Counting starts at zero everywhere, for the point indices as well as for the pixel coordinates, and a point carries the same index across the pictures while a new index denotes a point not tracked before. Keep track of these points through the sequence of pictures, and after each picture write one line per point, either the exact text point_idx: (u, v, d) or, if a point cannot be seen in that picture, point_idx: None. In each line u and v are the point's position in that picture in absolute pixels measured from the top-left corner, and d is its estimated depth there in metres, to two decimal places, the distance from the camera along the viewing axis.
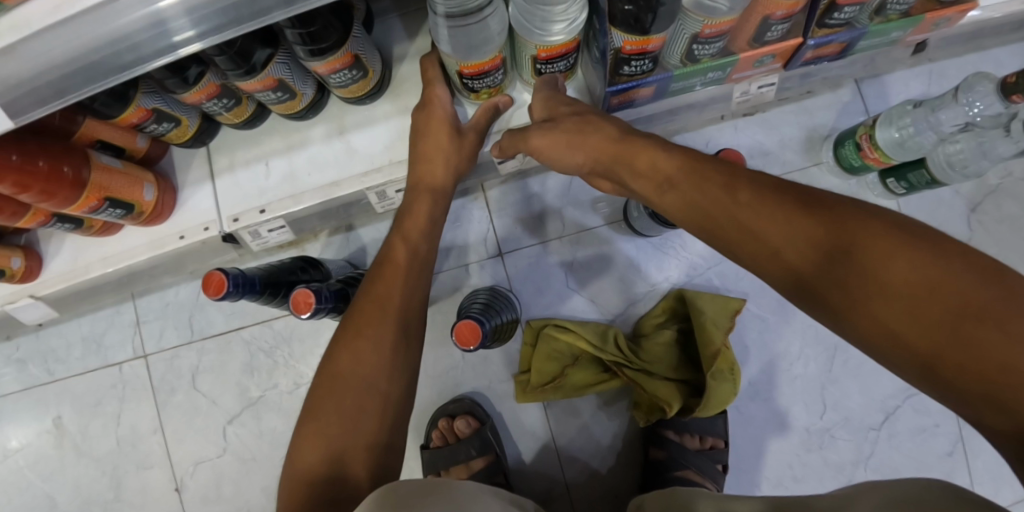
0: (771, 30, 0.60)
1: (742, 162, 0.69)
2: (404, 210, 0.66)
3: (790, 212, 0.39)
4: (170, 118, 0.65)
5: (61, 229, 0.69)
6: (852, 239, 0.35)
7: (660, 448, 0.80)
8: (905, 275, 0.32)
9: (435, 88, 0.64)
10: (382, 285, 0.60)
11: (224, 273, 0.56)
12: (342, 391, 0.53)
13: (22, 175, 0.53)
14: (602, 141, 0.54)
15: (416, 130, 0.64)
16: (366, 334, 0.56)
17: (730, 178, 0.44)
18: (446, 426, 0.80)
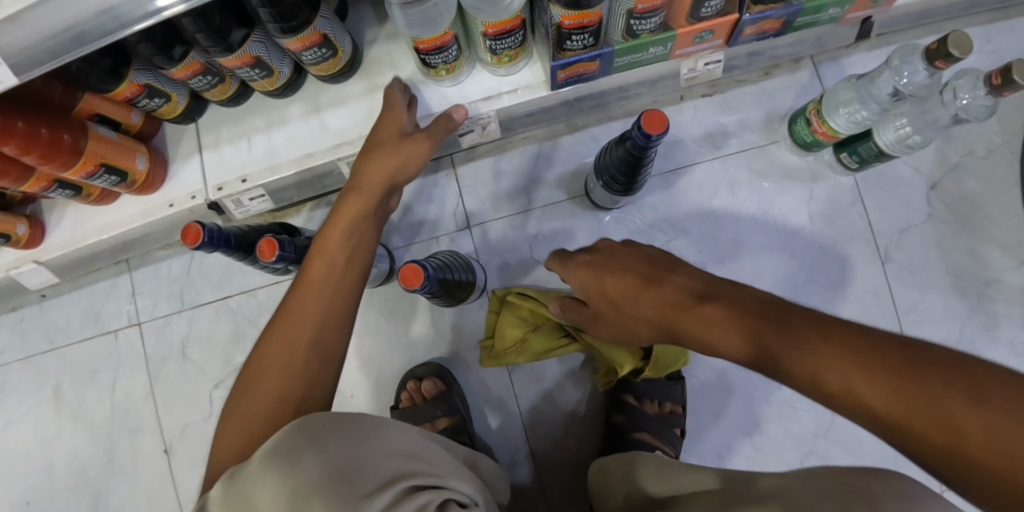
0: (705, 6, 0.64)
1: (665, 123, 0.57)
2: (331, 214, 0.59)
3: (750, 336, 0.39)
4: (160, 93, 0.72)
5: (63, 196, 0.76)
6: (853, 372, 0.32)
7: (620, 413, 0.83)
8: (923, 414, 0.29)
9: (394, 106, 0.65)
10: (307, 284, 0.53)
11: (200, 226, 0.61)
12: (249, 391, 0.46)
13: (25, 139, 0.60)
14: (615, 286, 0.52)
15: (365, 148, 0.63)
16: (287, 331, 0.49)
17: (722, 310, 0.42)
18: (414, 388, 0.84)
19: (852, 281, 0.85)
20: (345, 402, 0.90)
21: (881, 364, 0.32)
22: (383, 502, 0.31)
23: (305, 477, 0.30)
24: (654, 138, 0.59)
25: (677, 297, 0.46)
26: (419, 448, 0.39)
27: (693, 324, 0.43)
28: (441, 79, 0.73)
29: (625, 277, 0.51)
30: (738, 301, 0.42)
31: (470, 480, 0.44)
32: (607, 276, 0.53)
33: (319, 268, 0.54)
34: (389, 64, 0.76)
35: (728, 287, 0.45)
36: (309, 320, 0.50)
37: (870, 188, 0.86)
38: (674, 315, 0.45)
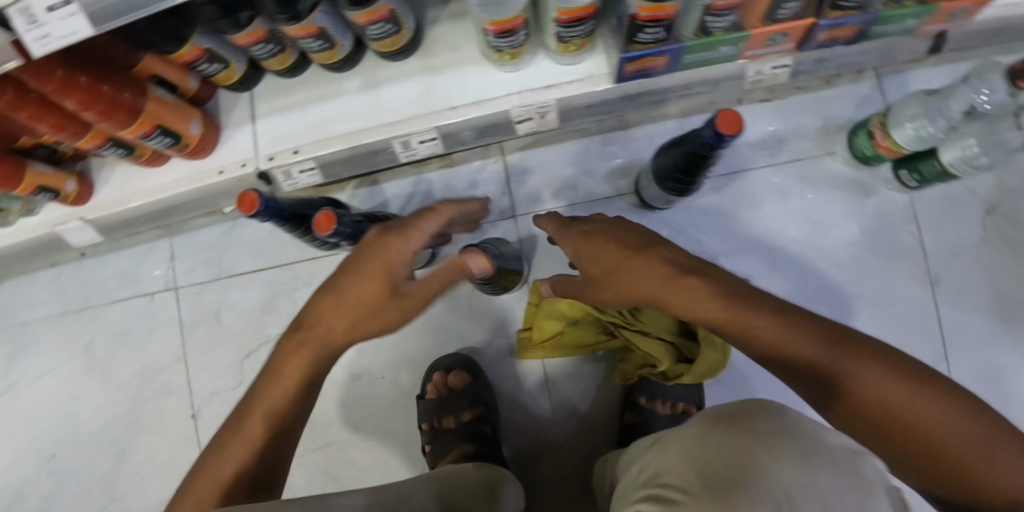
0: (783, 7, 0.63)
1: (741, 124, 0.56)
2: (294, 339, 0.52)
3: (787, 330, 0.45)
4: (220, 59, 0.72)
5: (116, 155, 0.77)
6: (816, 347, 0.44)
7: (634, 413, 0.84)
8: (856, 378, 0.43)
9: (405, 240, 0.50)
10: (285, 369, 0.50)
11: (257, 194, 0.60)
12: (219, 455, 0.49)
13: (87, 95, 0.60)
14: (608, 256, 0.55)
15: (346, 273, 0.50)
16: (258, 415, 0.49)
17: (713, 287, 0.48)
18: (439, 380, 0.85)
19: (898, 301, 0.83)
20: (374, 382, 0.90)
21: (836, 341, 0.44)
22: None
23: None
24: (726, 139, 0.57)
25: (665, 269, 0.50)
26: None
27: (684, 294, 0.49)
28: (504, 64, 0.72)
29: (610, 247, 0.55)
30: (721, 280, 0.49)
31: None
32: (600, 244, 0.56)
33: (295, 359, 0.50)
34: (450, 44, 0.75)
35: (707, 267, 0.51)
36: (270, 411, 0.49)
37: (925, 206, 0.84)
38: (665, 283, 0.50)
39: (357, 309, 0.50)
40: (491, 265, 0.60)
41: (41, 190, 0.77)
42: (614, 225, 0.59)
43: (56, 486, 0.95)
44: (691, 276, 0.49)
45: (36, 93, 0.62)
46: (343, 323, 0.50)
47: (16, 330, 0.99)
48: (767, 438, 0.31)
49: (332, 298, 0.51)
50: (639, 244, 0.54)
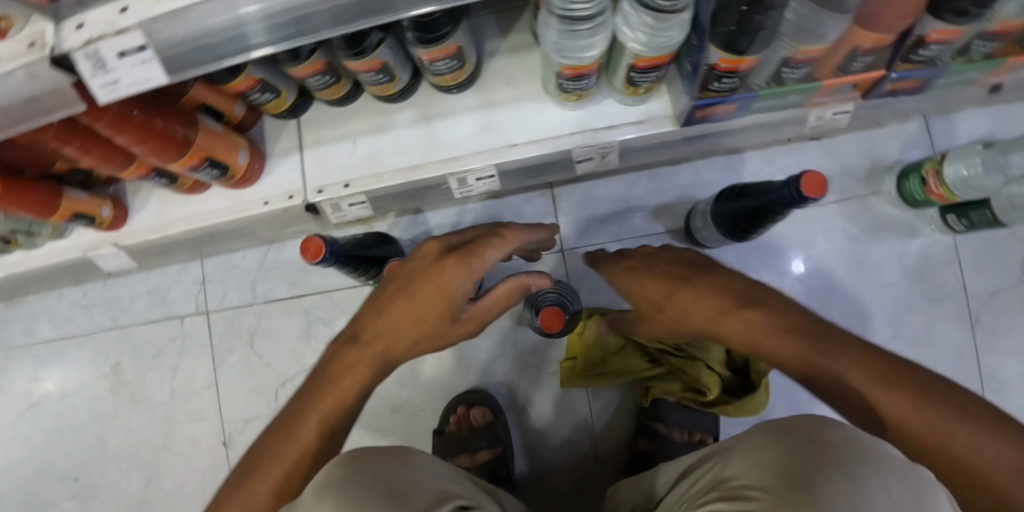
0: (857, 60, 0.62)
1: (824, 186, 0.56)
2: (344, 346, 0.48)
3: (851, 367, 0.40)
4: (272, 89, 0.69)
5: (157, 184, 0.73)
6: (879, 387, 0.39)
7: (648, 440, 0.81)
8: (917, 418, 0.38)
9: (469, 269, 0.49)
10: (324, 392, 0.46)
11: (322, 241, 0.58)
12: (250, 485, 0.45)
13: (140, 130, 0.57)
14: (653, 289, 0.51)
15: (398, 300, 0.48)
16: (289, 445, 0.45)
17: (775, 318, 0.43)
18: (462, 414, 0.83)
19: (939, 342, 0.84)
20: (415, 413, 0.89)
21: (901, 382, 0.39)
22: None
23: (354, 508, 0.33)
24: (807, 200, 0.57)
25: (719, 301, 0.45)
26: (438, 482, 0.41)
27: (739, 329, 0.44)
28: (567, 103, 0.70)
29: (659, 280, 0.51)
30: (783, 313, 0.44)
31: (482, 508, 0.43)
32: (645, 279, 0.53)
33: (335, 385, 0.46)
34: (510, 79, 0.73)
35: (766, 293, 0.46)
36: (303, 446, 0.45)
37: (967, 248, 0.86)
38: (715, 314, 0.45)
39: (411, 335, 0.48)
40: (551, 279, 0.56)
41: (76, 217, 0.75)
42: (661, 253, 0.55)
43: (80, 510, 0.92)
44: (748, 308, 0.44)
45: (82, 127, 0.58)
46: (398, 349, 0.48)
47: (42, 349, 0.97)
48: (832, 449, 0.32)
49: (382, 322, 0.48)
50: (689, 269, 0.50)
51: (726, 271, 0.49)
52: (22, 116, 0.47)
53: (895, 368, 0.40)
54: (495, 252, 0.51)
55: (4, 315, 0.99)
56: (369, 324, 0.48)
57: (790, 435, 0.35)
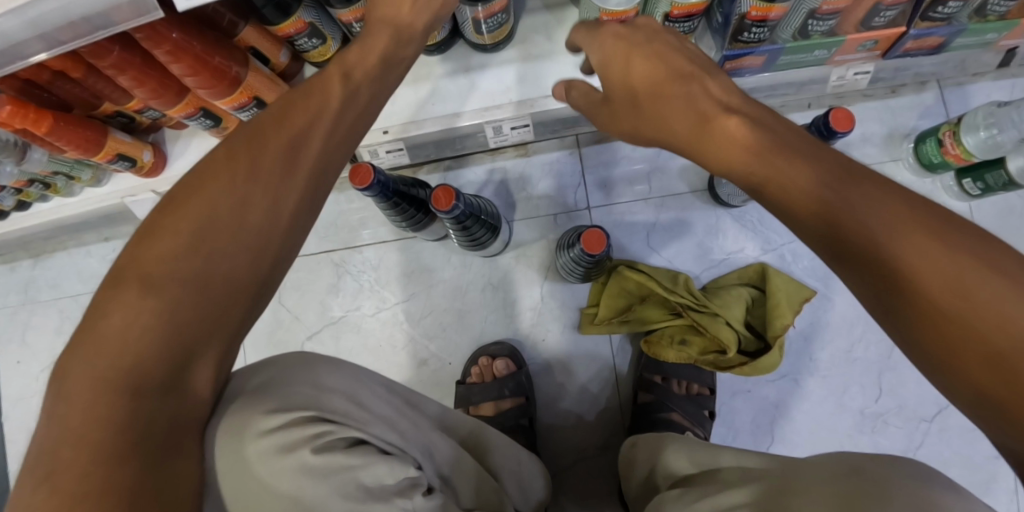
0: (879, 16, 0.65)
1: (853, 118, 0.60)
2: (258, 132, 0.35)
3: (833, 175, 0.32)
4: (318, 34, 0.71)
5: (201, 126, 0.77)
6: (867, 209, 0.30)
7: (647, 392, 0.83)
8: (905, 259, 0.28)
9: (338, 66, 0.42)
10: (204, 180, 0.32)
11: (371, 167, 0.60)
12: (107, 303, 0.27)
13: (197, 61, 0.59)
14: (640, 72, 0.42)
15: (292, 95, 0.39)
16: (158, 244, 0.29)
17: (758, 125, 0.36)
18: (485, 365, 0.84)
19: None
20: (441, 368, 0.89)
21: (911, 226, 0.29)
22: (279, 423, 0.29)
23: (244, 421, 0.29)
24: (836, 136, 0.60)
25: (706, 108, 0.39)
26: (376, 403, 0.36)
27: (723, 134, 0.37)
28: None
29: (648, 64, 0.42)
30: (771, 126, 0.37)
31: (431, 448, 0.41)
32: (633, 58, 0.43)
33: (232, 168, 0.32)
34: (547, 34, 0.76)
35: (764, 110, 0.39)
36: (183, 240, 0.29)
37: (983, 215, 0.88)
38: (687, 107, 0.39)
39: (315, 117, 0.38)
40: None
41: (120, 158, 0.77)
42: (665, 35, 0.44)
43: None
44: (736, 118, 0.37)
45: (139, 58, 0.60)
46: (306, 134, 0.37)
47: (68, 304, 1.00)
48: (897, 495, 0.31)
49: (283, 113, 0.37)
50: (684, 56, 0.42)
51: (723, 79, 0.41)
52: (92, 30, 0.47)
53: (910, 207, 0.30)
54: (367, 49, 0.45)
55: (32, 270, 1.02)
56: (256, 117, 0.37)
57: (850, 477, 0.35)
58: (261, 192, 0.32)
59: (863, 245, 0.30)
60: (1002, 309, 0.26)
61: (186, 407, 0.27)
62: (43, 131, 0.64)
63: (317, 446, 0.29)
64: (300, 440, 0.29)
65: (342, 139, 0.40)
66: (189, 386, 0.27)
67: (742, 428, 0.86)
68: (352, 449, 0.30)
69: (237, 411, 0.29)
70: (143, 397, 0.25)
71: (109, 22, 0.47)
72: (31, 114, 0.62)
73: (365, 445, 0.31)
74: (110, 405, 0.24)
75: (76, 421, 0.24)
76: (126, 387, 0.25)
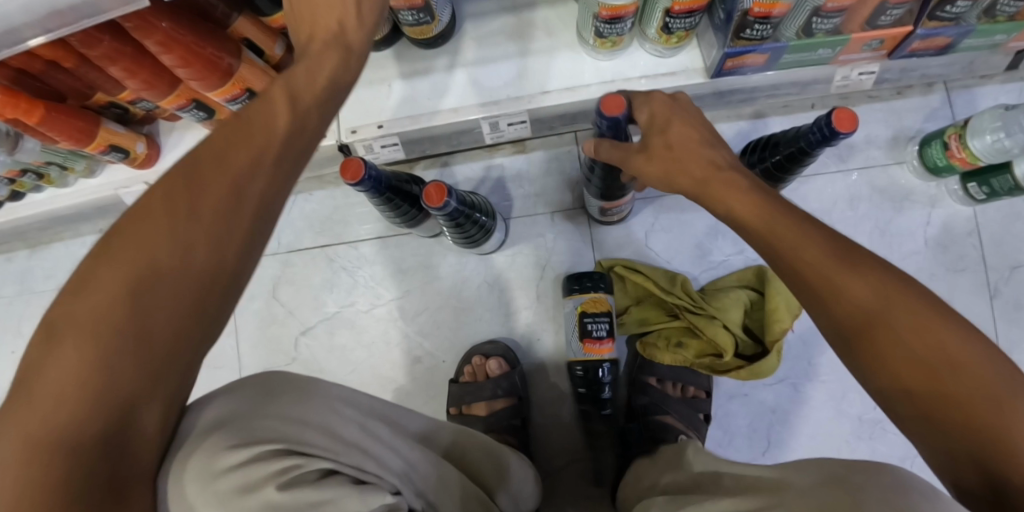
0: (886, 14, 0.64)
1: (857, 120, 0.58)
2: (207, 163, 0.35)
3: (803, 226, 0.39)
4: None
5: (195, 118, 0.76)
6: (838, 256, 0.37)
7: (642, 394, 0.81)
8: (879, 311, 0.35)
9: (281, 90, 0.42)
10: (144, 228, 0.31)
11: (363, 162, 0.59)
12: (46, 360, 0.26)
13: (187, 51, 0.58)
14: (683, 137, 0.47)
15: (231, 120, 0.38)
16: (95, 298, 0.28)
17: None
18: (478, 364, 0.84)
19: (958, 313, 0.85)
20: (435, 366, 0.89)
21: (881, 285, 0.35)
22: (238, 460, 0.27)
23: (201, 463, 0.27)
24: (839, 136, 0.59)
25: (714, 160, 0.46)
26: (352, 434, 0.36)
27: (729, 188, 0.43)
28: (602, 49, 0.71)
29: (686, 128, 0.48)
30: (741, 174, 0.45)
31: (411, 469, 0.39)
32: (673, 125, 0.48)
33: (170, 213, 0.32)
34: (546, 30, 0.75)
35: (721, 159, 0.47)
36: (123, 292, 0.29)
37: (988, 220, 0.86)
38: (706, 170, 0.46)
39: (261, 145, 0.37)
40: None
41: (112, 150, 0.77)
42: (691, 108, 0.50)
43: None
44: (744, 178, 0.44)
45: (131, 47, 0.59)
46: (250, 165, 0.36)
47: None
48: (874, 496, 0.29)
49: (226, 138, 0.36)
50: (707, 142, 0.48)
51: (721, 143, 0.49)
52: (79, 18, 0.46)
53: (867, 263, 0.36)
54: (308, 77, 0.43)
55: (29, 260, 1.03)
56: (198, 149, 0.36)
57: (846, 486, 0.31)
58: (207, 225, 0.32)
59: (846, 305, 0.36)
60: (947, 341, 0.33)
61: (135, 447, 0.27)
62: (35, 120, 0.64)
63: (284, 482, 0.28)
64: (263, 477, 0.27)
65: (295, 160, 0.39)
66: (138, 432, 0.27)
67: (738, 431, 0.85)
68: (322, 482, 0.30)
69: (195, 450, 0.28)
70: (83, 453, 0.25)
71: (96, 11, 0.45)
72: (23, 104, 0.62)
73: (336, 476, 0.31)
74: (44, 465, 0.24)
75: (8, 486, 0.23)
76: (67, 443, 0.25)
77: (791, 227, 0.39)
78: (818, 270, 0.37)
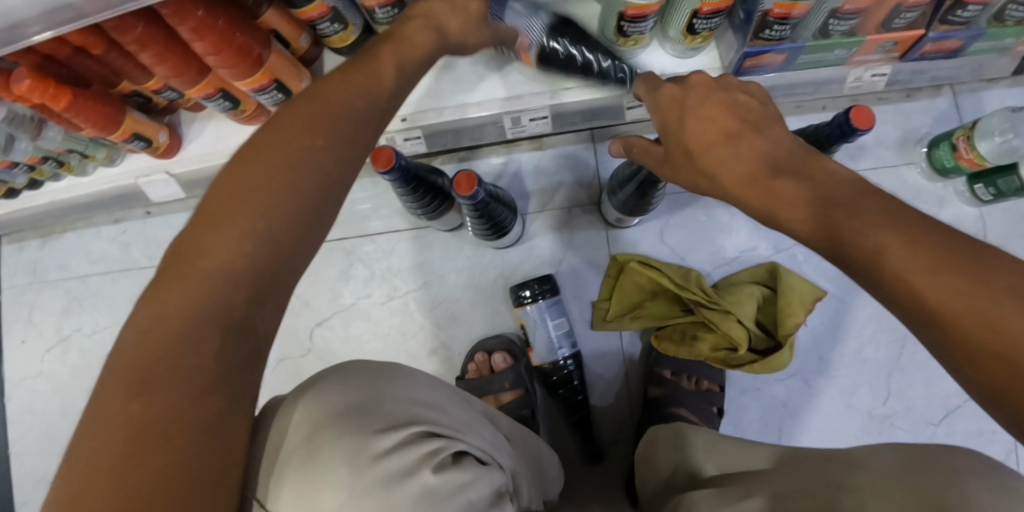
0: (901, 17, 0.66)
1: (875, 117, 0.60)
2: (297, 133, 0.38)
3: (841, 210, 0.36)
4: (340, 19, 0.71)
5: (220, 109, 0.76)
6: (874, 233, 0.34)
7: (657, 386, 0.83)
8: (923, 283, 0.31)
9: (356, 76, 0.45)
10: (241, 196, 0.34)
11: (392, 151, 0.60)
12: (169, 300, 0.30)
13: (219, 38, 0.59)
14: (707, 133, 0.45)
15: (312, 100, 0.41)
16: (205, 252, 0.31)
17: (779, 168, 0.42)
18: (483, 360, 0.85)
19: None
20: (449, 358, 0.89)
21: (939, 261, 0.31)
22: (389, 445, 0.29)
23: (351, 447, 0.29)
24: (856, 133, 0.61)
25: (746, 146, 0.43)
26: (453, 409, 0.37)
27: (762, 192, 0.41)
28: (624, 47, 0.72)
29: (710, 123, 0.45)
30: (756, 144, 0.43)
31: (499, 445, 0.42)
32: (698, 117, 0.45)
33: (242, 204, 0.33)
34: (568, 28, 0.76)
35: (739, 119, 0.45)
36: (228, 250, 0.32)
37: (995, 221, 0.88)
38: (727, 150, 0.43)
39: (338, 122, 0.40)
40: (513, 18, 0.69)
41: (136, 138, 0.77)
42: (717, 87, 0.46)
43: None
44: (778, 178, 0.41)
45: (162, 33, 0.59)
46: (310, 150, 0.37)
47: (75, 285, 1.01)
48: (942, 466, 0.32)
49: (306, 117, 0.39)
50: (733, 121, 0.45)
51: (756, 117, 0.45)
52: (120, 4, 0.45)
53: (938, 240, 0.32)
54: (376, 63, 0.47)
55: (42, 250, 1.03)
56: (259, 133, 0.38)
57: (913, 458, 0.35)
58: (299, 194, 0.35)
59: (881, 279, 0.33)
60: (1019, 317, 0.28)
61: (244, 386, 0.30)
62: (62, 106, 0.64)
63: (435, 464, 0.30)
64: (420, 460, 0.30)
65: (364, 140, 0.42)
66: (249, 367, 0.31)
67: (750, 426, 0.86)
68: (461, 463, 0.32)
69: (328, 442, 0.29)
70: (209, 383, 0.28)
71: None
72: (51, 89, 0.62)
73: (466, 457, 0.34)
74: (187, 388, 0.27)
75: (151, 403, 0.26)
76: (195, 368, 0.28)
77: (837, 222, 0.36)
78: (883, 257, 0.33)
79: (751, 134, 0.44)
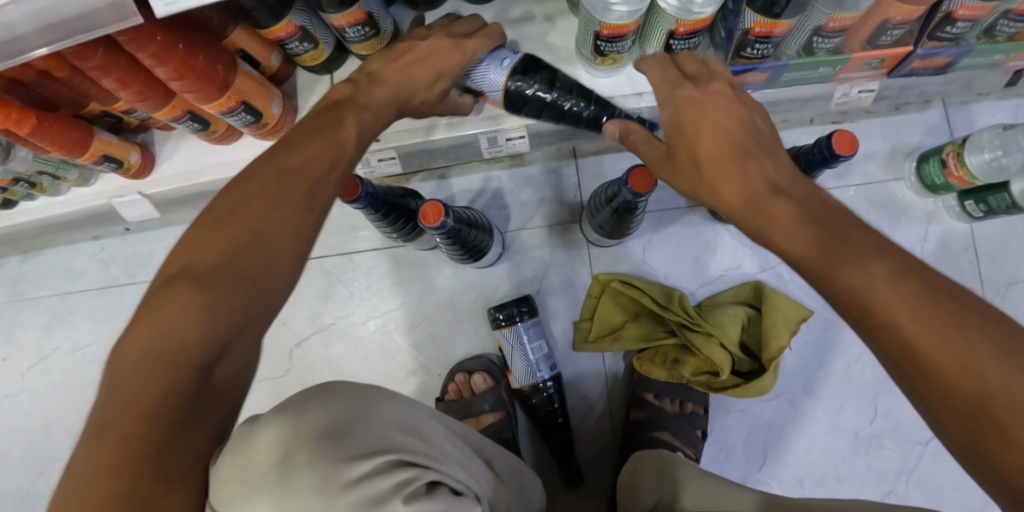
0: (886, 34, 0.63)
1: (857, 142, 0.58)
2: (258, 185, 0.41)
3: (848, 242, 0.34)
4: (310, 39, 0.69)
5: (190, 130, 0.75)
6: (884, 267, 0.32)
7: (640, 409, 0.82)
8: (929, 324, 0.30)
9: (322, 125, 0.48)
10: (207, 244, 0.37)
11: (359, 181, 0.58)
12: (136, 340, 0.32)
13: (181, 64, 0.57)
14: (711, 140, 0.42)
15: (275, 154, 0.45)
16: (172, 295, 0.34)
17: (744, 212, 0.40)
18: (463, 381, 0.84)
19: None
20: (429, 378, 0.88)
21: (933, 311, 0.30)
22: (359, 474, 0.26)
23: (319, 477, 0.25)
24: (838, 159, 0.59)
25: (750, 153, 0.41)
26: (429, 434, 0.34)
27: (763, 204, 0.39)
28: (602, 66, 0.70)
29: (713, 123, 0.42)
30: (757, 153, 0.41)
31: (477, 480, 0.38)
32: (704, 118, 0.43)
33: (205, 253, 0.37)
34: (545, 45, 0.74)
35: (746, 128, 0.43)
36: (193, 289, 0.34)
37: (985, 237, 0.87)
38: (727, 153, 0.41)
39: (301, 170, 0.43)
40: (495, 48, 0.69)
41: (105, 159, 0.76)
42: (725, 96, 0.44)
43: None
44: (780, 193, 0.39)
45: (124, 58, 0.58)
46: (272, 200, 0.40)
47: (55, 303, 1.00)
48: None
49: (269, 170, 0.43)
50: (734, 129, 0.43)
51: (760, 128, 0.44)
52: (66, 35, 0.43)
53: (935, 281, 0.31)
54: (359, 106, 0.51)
55: (21, 266, 1.02)
56: (217, 201, 0.42)
57: None
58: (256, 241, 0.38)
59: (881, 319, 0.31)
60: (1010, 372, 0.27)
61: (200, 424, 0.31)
62: (26, 131, 0.62)
63: (407, 495, 0.27)
64: (388, 491, 0.27)
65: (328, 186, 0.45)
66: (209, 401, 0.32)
67: (734, 447, 0.85)
68: (433, 495, 0.29)
69: (300, 466, 0.26)
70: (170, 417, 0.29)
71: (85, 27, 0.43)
72: (13, 115, 0.60)
73: (439, 488, 0.30)
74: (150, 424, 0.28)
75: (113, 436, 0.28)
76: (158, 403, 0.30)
77: (826, 250, 0.34)
78: (879, 294, 0.32)
79: (754, 142, 0.42)
